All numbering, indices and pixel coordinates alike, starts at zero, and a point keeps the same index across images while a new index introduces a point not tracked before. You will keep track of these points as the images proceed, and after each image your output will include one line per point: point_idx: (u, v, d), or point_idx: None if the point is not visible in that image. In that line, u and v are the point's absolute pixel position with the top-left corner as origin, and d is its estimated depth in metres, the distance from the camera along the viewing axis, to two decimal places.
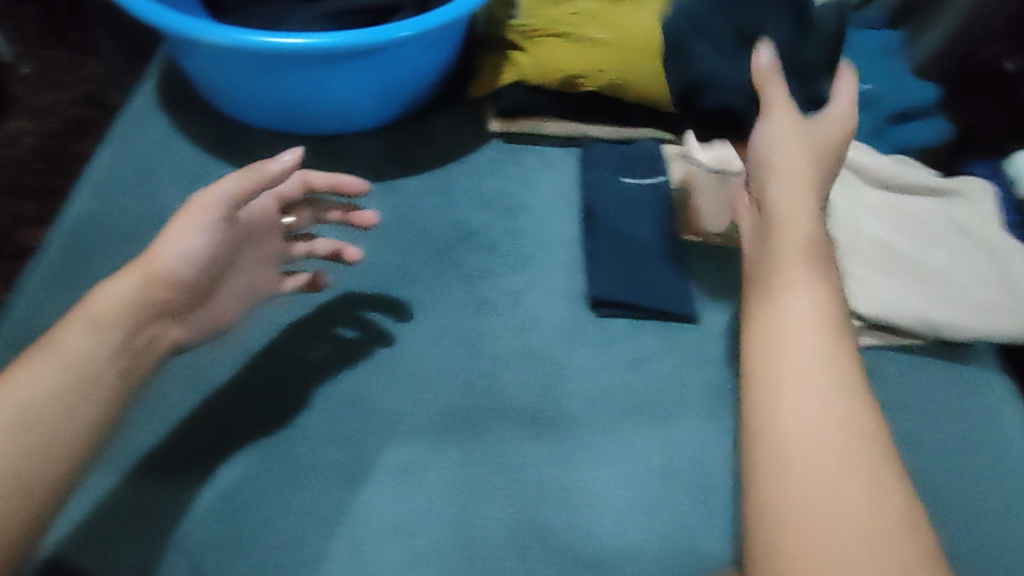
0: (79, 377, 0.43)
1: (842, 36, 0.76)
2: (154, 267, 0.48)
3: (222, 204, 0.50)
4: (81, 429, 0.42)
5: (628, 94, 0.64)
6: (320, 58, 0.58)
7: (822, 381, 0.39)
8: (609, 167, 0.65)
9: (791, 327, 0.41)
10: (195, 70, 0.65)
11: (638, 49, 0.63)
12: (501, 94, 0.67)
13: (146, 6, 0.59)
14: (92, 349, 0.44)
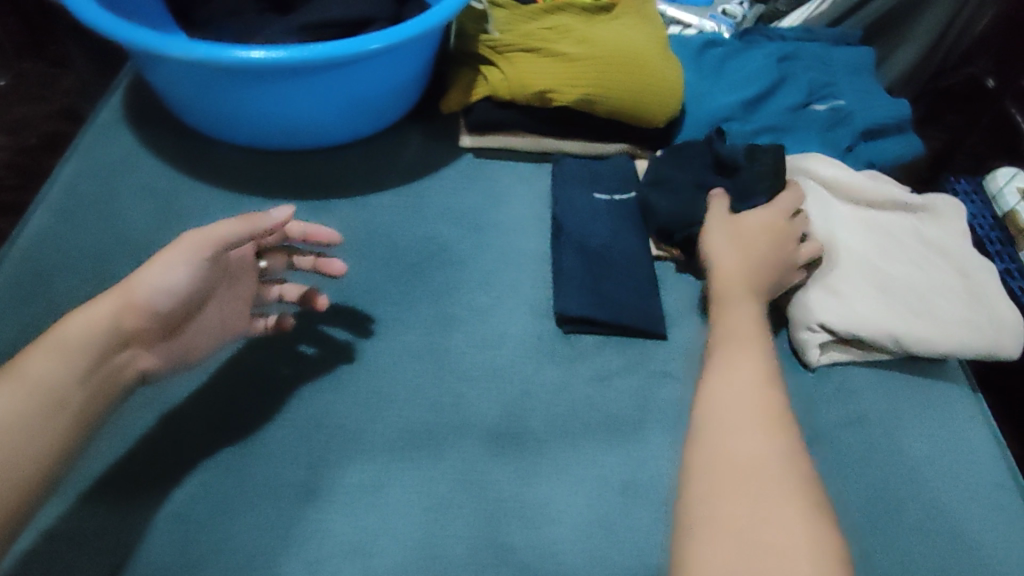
0: (42, 404, 0.42)
1: (816, 53, 0.76)
2: (132, 293, 0.46)
3: (214, 245, 0.48)
4: (40, 456, 0.41)
5: (600, 111, 0.64)
6: (286, 72, 0.58)
7: (756, 392, 0.42)
8: (582, 182, 0.64)
9: (741, 335, 0.47)
10: (161, 85, 0.64)
11: (608, 65, 0.63)
12: (473, 109, 0.66)
13: (108, 20, 0.58)
14: (57, 373, 0.43)
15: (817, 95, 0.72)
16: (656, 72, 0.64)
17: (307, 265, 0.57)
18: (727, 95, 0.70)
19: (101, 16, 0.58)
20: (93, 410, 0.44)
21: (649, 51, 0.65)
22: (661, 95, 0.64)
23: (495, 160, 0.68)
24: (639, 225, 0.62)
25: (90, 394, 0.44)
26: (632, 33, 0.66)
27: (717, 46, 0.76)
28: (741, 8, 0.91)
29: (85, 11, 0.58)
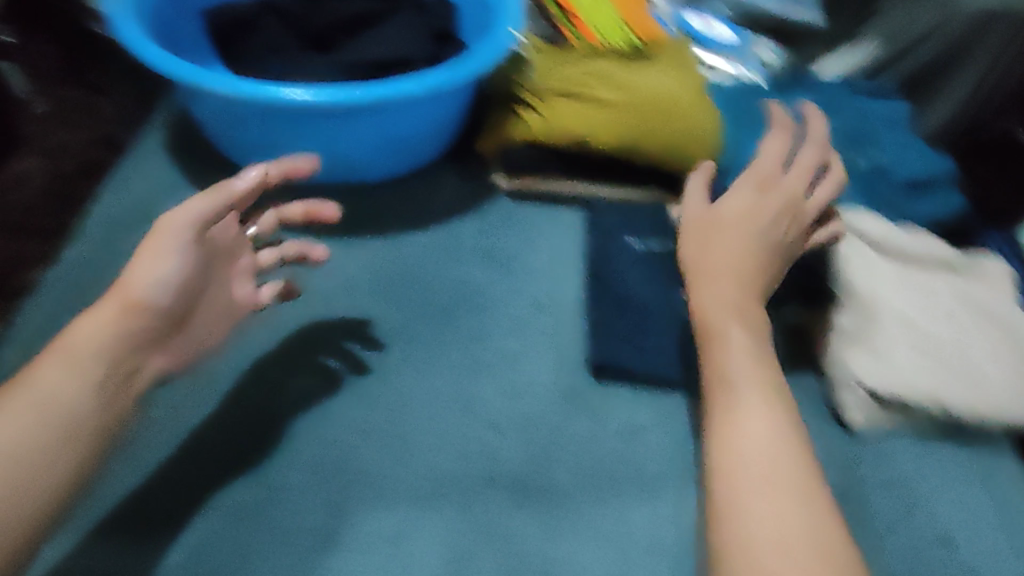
0: (52, 421, 0.40)
1: (854, 105, 0.76)
2: (129, 296, 0.44)
3: (195, 226, 0.46)
4: (55, 480, 0.39)
5: (637, 158, 0.64)
6: (327, 112, 0.58)
7: (768, 445, 0.41)
8: (617, 228, 0.64)
9: (735, 377, 0.45)
10: (201, 117, 0.64)
11: (648, 114, 0.62)
12: (510, 150, 0.66)
13: (154, 54, 0.58)
14: (67, 390, 0.41)
15: (856, 147, 0.71)
16: (696, 122, 0.63)
17: (297, 214, 0.55)
18: (763, 145, 0.69)
19: (150, 50, 0.58)
20: (109, 425, 0.43)
21: (690, 99, 0.64)
22: (700, 145, 0.64)
23: (528, 202, 0.68)
24: (675, 274, 0.61)
25: (104, 411, 0.42)
26: (672, 80, 0.65)
27: (752, 94, 0.75)
28: (775, 55, 0.90)
29: (134, 44, 0.59)
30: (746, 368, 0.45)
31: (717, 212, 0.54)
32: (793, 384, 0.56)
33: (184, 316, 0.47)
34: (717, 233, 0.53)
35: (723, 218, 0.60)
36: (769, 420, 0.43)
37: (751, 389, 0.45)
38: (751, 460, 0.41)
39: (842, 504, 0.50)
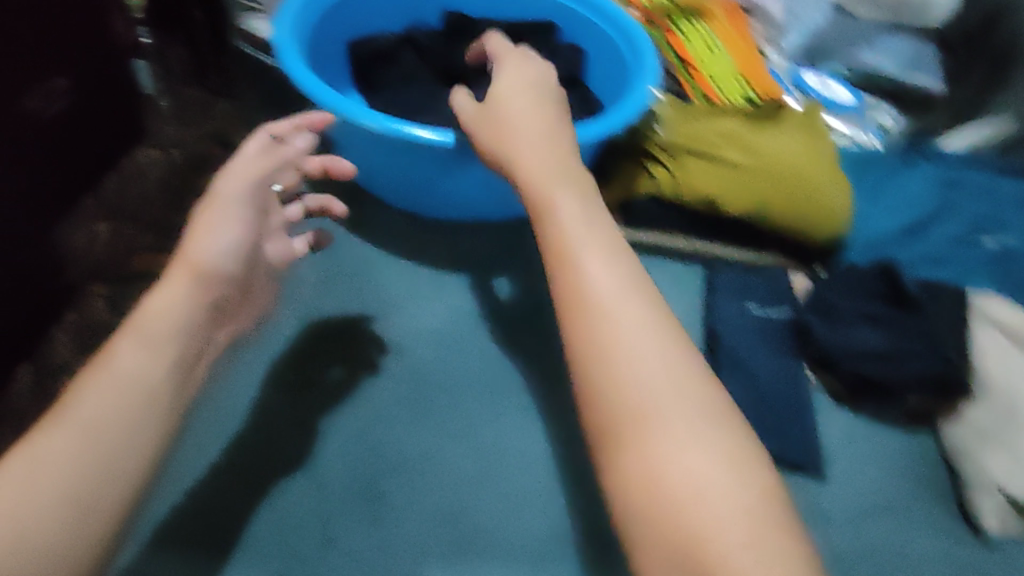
0: (131, 397, 0.40)
1: (980, 183, 0.72)
2: (193, 258, 0.46)
3: (249, 189, 0.49)
4: (145, 461, 0.39)
5: (763, 224, 0.64)
6: (452, 155, 0.59)
7: (690, 471, 0.32)
8: (736, 293, 0.63)
9: (603, 391, 0.35)
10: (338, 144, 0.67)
11: (780, 182, 0.62)
12: (634, 204, 0.66)
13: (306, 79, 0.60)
14: (142, 358, 0.41)
15: (984, 229, 0.69)
16: (830, 193, 0.63)
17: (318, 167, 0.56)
18: (887, 220, 0.67)
19: (305, 76, 0.61)
20: (181, 400, 0.43)
21: (821, 169, 0.64)
22: (832, 216, 0.63)
23: (646, 254, 0.67)
24: (795, 349, 0.60)
25: (178, 387, 0.42)
26: (805, 148, 0.65)
27: (878, 159, 0.72)
28: (893, 122, 0.88)
29: (291, 68, 0.62)
30: (661, 384, 0.34)
31: (496, 111, 0.47)
32: (906, 476, 0.55)
33: (234, 284, 0.48)
34: (512, 133, 0.46)
35: (845, 294, 0.60)
36: (684, 438, 0.33)
37: (656, 417, 0.34)
38: (682, 481, 0.32)
39: None
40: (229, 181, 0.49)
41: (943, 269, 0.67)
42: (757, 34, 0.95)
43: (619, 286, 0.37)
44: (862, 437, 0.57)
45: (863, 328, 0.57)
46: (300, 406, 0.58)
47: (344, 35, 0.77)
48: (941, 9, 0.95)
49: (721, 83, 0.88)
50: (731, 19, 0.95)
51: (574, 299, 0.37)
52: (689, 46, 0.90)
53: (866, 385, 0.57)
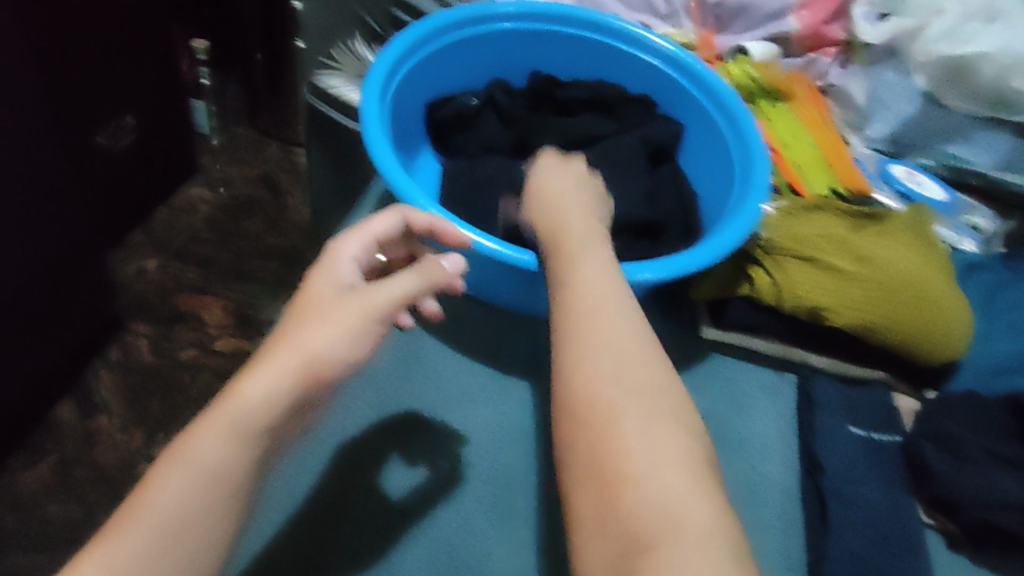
0: (207, 506, 0.37)
1: None
2: (304, 348, 0.40)
3: (390, 304, 0.43)
4: (220, 554, 0.38)
5: (872, 338, 0.58)
6: (503, 266, 0.58)
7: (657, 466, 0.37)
8: (839, 412, 0.58)
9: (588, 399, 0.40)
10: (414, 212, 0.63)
11: (893, 293, 0.58)
12: (729, 304, 0.62)
13: (382, 155, 0.58)
14: (225, 462, 0.38)
15: None
16: (948, 311, 0.58)
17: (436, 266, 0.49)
18: (1005, 343, 0.61)
19: (381, 150, 0.58)
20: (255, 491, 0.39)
21: (938, 282, 0.59)
22: (948, 337, 0.58)
23: (738, 359, 0.63)
24: (905, 480, 0.55)
25: (258, 473, 0.39)
26: (919, 257, 0.61)
27: (989, 271, 0.67)
28: (989, 222, 0.84)
29: (370, 136, 0.59)
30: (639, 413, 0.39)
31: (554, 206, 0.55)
32: None
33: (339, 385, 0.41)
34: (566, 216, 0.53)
35: (963, 424, 0.55)
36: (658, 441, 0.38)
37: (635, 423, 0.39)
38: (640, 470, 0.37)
39: None
40: (362, 294, 0.42)
41: None
42: (837, 120, 0.94)
43: (624, 348, 0.41)
44: None
45: (991, 469, 0.52)
46: (367, 504, 0.53)
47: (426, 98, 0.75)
48: None
49: (804, 170, 0.84)
50: (812, 99, 0.92)
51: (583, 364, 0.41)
52: (771, 130, 0.88)
53: (992, 534, 0.51)
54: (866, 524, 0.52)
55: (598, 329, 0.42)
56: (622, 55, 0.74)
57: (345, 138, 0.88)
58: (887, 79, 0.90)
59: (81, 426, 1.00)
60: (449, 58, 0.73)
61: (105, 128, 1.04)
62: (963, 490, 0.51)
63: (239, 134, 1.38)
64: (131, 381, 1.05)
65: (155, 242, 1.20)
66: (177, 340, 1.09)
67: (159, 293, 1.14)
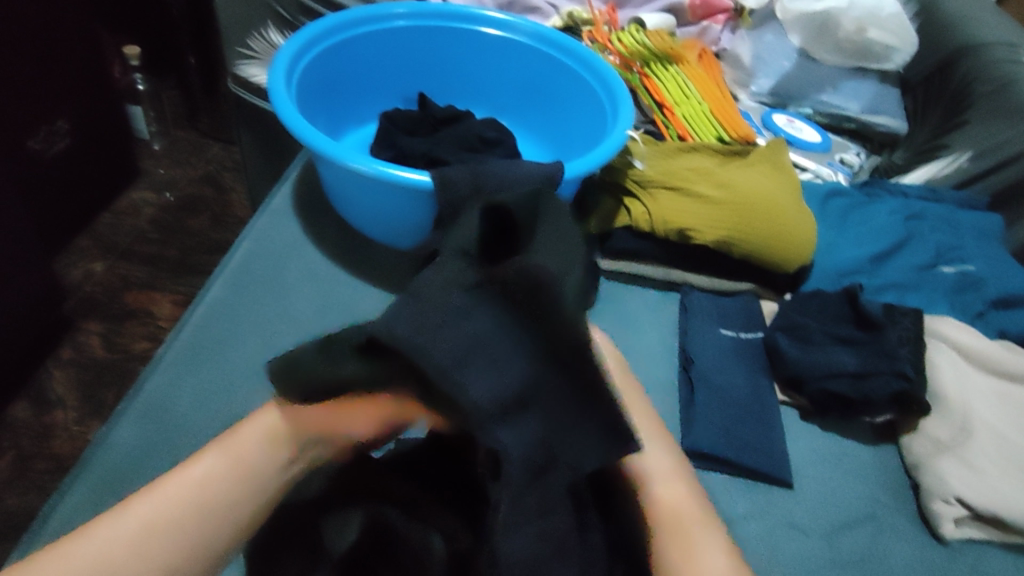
0: (205, 513, 0.38)
1: (941, 215, 0.76)
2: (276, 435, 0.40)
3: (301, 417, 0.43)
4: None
5: (736, 252, 0.68)
6: (366, 181, 0.62)
7: None
8: (709, 317, 0.67)
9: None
10: (325, 175, 0.68)
11: (750, 211, 0.67)
12: (612, 235, 0.69)
13: (288, 112, 0.62)
14: (220, 489, 0.39)
15: (945, 257, 0.72)
16: (795, 229, 0.68)
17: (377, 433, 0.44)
18: (855, 250, 0.72)
19: (284, 106, 0.62)
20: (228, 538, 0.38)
21: (785, 200, 0.69)
22: (797, 243, 0.68)
23: (625, 284, 0.70)
24: (762, 367, 0.64)
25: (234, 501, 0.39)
26: (768, 180, 0.71)
27: (841, 196, 0.79)
28: (858, 158, 0.95)
29: (278, 105, 0.62)
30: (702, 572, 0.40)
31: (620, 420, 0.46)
32: (882, 488, 0.58)
33: None
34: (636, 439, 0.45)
35: (811, 317, 0.64)
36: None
37: None
38: None
39: None
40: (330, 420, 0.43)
41: (908, 294, 0.69)
42: (727, 80, 1.03)
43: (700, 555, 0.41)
44: (831, 449, 0.60)
45: (831, 348, 0.61)
46: None
47: (342, 81, 0.79)
48: (901, 52, 0.98)
49: (693, 125, 0.92)
50: (701, 64, 1.01)
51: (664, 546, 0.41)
52: (663, 88, 0.94)
53: (833, 399, 0.59)
54: (731, 408, 0.59)
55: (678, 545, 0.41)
56: (519, 47, 0.82)
57: (270, 123, 0.94)
58: (768, 40, 1.01)
59: (37, 422, 0.99)
60: (351, 54, 0.77)
61: (38, 133, 1.08)
62: (802, 364, 0.60)
63: (179, 137, 1.45)
64: (84, 373, 1.06)
65: (101, 246, 1.23)
66: (129, 335, 1.12)
67: (108, 293, 1.16)
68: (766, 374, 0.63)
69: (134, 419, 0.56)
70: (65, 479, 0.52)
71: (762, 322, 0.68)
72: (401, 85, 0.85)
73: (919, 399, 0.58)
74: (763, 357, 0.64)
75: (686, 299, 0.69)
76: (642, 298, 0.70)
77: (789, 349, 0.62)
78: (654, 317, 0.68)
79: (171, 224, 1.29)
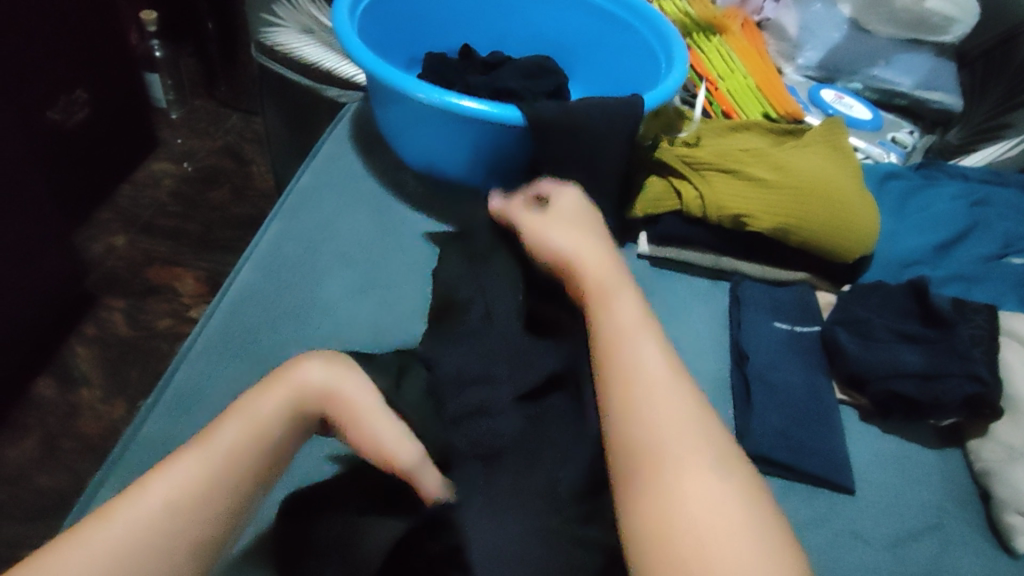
0: (229, 474, 0.38)
1: (1009, 202, 0.71)
2: (300, 383, 0.44)
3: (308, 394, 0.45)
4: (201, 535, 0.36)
5: (792, 240, 0.64)
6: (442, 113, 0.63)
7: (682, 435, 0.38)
8: (763, 309, 0.63)
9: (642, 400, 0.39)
10: (386, 124, 0.73)
11: (810, 197, 0.63)
12: (660, 221, 0.66)
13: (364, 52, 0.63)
14: (237, 444, 0.40)
15: (1014, 248, 0.68)
16: (856, 216, 0.64)
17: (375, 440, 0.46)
18: (917, 239, 0.68)
19: (359, 47, 0.63)
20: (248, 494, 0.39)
21: (845, 185, 0.65)
22: (858, 233, 0.63)
23: (671, 272, 0.68)
24: (821, 364, 0.60)
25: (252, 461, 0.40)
26: (828, 164, 0.67)
27: (900, 178, 0.74)
28: (911, 137, 0.89)
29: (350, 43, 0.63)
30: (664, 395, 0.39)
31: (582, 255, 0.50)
32: (947, 495, 0.55)
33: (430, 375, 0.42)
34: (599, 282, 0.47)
35: (873, 311, 0.60)
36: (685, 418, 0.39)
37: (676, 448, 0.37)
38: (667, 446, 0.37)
39: None
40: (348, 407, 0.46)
41: (972, 286, 0.66)
42: (771, 51, 0.97)
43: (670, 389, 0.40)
44: (892, 452, 0.57)
45: (894, 344, 0.57)
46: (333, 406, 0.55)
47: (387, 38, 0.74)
48: (960, 23, 0.91)
49: (737, 99, 0.87)
50: (745, 34, 0.95)
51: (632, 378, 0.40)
52: (706, 61, 0.89)
53: (898, 401, 0.56)
54: (790, 409, 0.56)
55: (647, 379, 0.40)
56: (566, 12, 0.78)
57: (295, 94, 0.90)
58: (816, 10, 0.95)
59: (64, 399, 0.97)
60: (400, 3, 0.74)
61: (56, 104, 1.04)
62: (865, 363, 0.57)
63: (197, 107, 1.41)
64: (108, 350, 1.03)
65: (122, 218, 1.20)
66: (152, 310, 1.09)
67: (130, 267, 1.13)
68: (823, 370, 0.60)
69: (168, 409, 0.53)
70: (98, 472, 0.50)
71: (819, 314, 0.64)
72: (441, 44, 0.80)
73: (993, 403, 0.54)
74: (821, 353, 0.61)
75: (739, 289, 0.65)
76: (690, 287, 0.67)
77: (849, 346, 0.58)
78: (703, 308, 0.65)
79: (191, 197, 1.26)
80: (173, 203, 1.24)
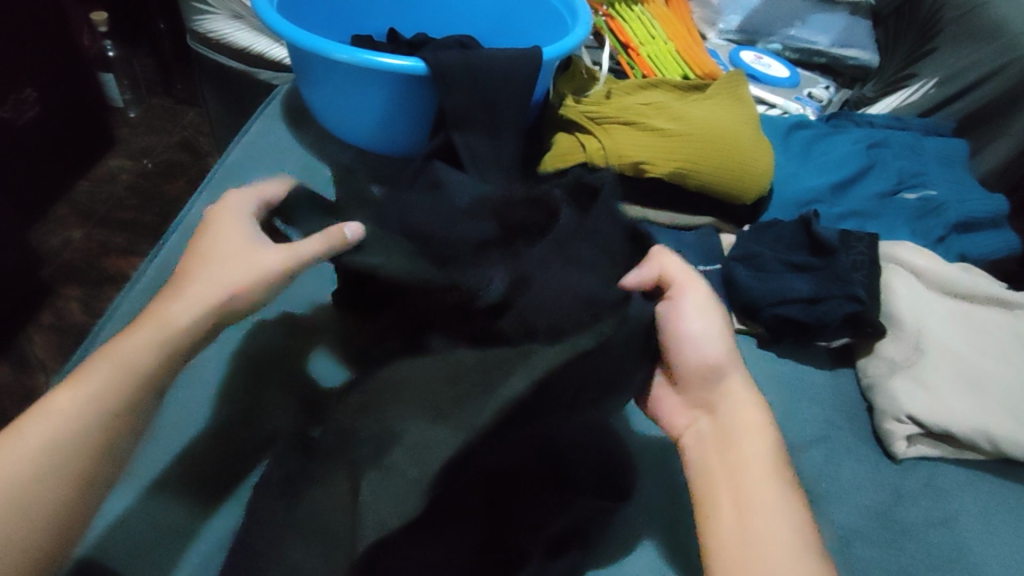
0: (70, 435, 0.39)
1: (906, 143, 0.75)
2: (167, 325, 0.43)
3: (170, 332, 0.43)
4: (61, 480, 0.38)
5: (692, 184, 0.67)
6: (354, 73, 0.67)
7: (775, 516, 0.42)
8: (668, 250, 0.66)
9: (743, 487, 0.44)
10: (311, 98, 0.76)
11: (707, 142, 0.66)
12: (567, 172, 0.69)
13: (276, 20, 0.66)
14: (83, 417, 0.40)
15: (908, 183, 0.71)
16: (751, 159, 0.67)
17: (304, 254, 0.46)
18: (817, 179, 0.71)
19: (274, 19, 0.66)
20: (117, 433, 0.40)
21: (741, 131, 0.69)
22: (752, 176, 0.67)
23: None
24: (720, 297, 0.63)
25: (121, 395, 0.41)
26: (725, 112, 0.70)
27: (806, 128, 0.78)
28: (827, 92, 0.93)
29: (264, 13, 0.66)
30: (765, 497, 0.43)
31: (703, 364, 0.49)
32: (836, 411, 0.58)
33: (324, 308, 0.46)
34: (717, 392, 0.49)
35: (766, 245, 0.64)
36: (778, 498, 0.43)
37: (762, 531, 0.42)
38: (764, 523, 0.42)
39: (884, 531, 0.51)
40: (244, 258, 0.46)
41: (866, 222, 0.69)
42: (694, 18, 1.00)
43: (757, 471, 0.45)
44: (788, 374, 0.60)
45: (785, 274, 0.60)
46: None
47: (313, 17, 0.77)
48: None
49: (657, 63, 0.90)
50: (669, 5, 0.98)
51: (729, 483, 0.45)
52: (626, 28, 0.92)
53: (787, 325, 0.59)
54: None
55: (739, 469, 0.45)
56: None
57: (232, 77, 0.93)
58: None
59: (19, 385, 0.99)
60: None
61: (4, 102, 1.06)
62: (755, 292, 0.60)
63: (155, 104, 1.44)
64: (64, 337, 1.06)
65: (79, 213, 1.22)
66: (109, 298, 1.11)
67: (87, 259, 1.16)
68: (720, 302, 0.63)
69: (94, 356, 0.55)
70: None
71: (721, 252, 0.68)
72: (369, 23, 0.83)
73: (874, 322, 0.58)
74: (721, 289, 0.64)
75: (646, 235, 0.69)
76: None
77: (745, 278, 0.61)
78: None
79: (148, 190, 1.28)
80: (130, 197, 1.26)
